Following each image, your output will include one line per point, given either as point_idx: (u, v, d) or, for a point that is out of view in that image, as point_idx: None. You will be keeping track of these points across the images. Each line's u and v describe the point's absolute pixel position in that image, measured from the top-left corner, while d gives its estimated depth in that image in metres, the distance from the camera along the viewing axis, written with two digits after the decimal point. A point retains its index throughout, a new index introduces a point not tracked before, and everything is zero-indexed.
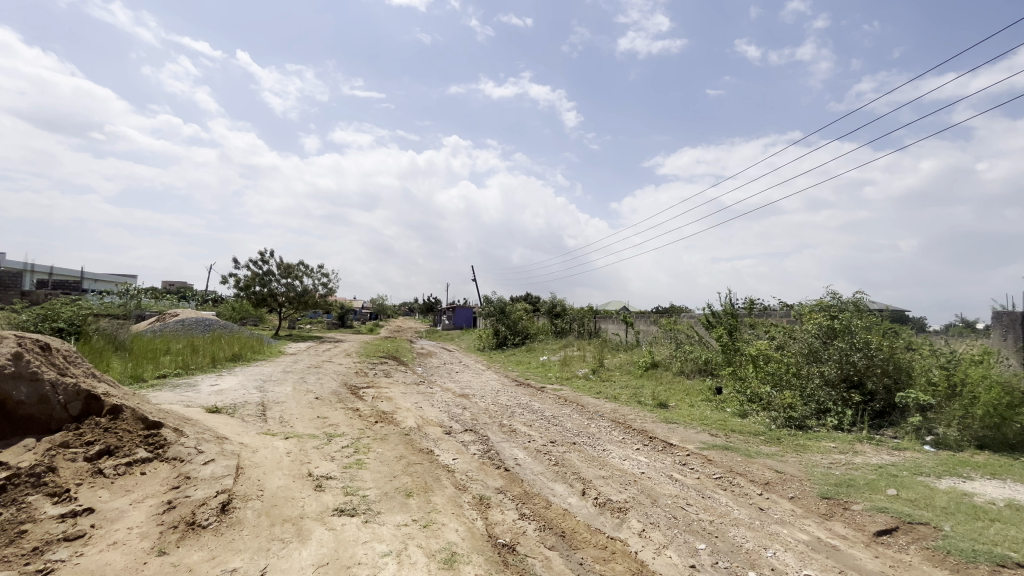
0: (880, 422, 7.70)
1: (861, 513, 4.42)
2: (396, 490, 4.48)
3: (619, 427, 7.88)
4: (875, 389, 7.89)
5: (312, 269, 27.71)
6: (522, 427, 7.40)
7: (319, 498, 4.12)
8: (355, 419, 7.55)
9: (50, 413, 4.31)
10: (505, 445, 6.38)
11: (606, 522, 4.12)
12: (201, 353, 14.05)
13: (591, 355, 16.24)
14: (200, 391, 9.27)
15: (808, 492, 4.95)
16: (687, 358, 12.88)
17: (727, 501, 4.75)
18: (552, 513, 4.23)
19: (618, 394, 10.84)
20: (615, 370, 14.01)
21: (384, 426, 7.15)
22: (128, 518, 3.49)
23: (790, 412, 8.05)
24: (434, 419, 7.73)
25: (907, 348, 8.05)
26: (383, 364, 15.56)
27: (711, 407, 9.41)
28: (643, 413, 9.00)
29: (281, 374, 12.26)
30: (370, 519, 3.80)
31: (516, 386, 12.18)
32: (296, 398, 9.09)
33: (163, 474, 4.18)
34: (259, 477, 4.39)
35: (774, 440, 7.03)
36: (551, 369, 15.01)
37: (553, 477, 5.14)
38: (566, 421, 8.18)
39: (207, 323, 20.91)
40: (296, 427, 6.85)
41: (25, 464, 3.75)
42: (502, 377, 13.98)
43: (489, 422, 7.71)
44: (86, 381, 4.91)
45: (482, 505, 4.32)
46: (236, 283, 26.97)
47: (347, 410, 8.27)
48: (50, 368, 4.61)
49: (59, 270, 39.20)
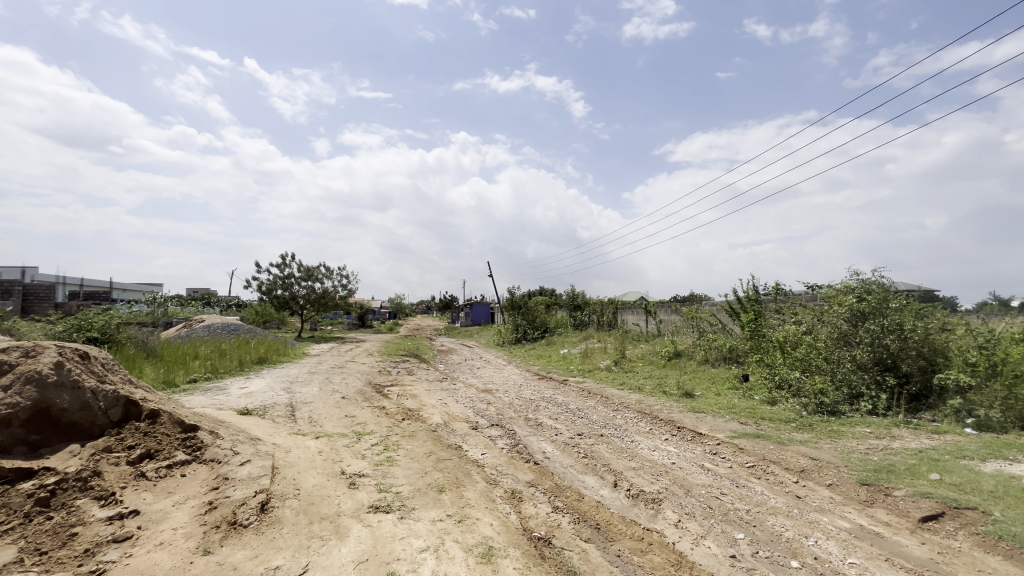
0: (917, 405, 7.50)
1: (903, 499, 4.29)
2: (429, 486, 4.51)
3: (646, 418, 7.80)
4: (910, 371, 7.67)
5: (332, 270, 28.12)
6: (548, 421, 7.39)
7: (354, 496, 4.17)
8: (383, 417, 7.63)
9: (92, 419, 4.46)
10: (533, 439, 6.38)
11: (641, 514, 4.08)
12: (228, 357, 14.37)
13: (612, 347, 16.09)
14: (230, 394, 9.50)
15: (847, 478, 4.82)
16: (712, 347, 12.70)
17: (762, 489, 4.67)
18: (585, 505, 4.22)
19: (642, 384, 10.76)
20: (637, 361, 13.88)
21: (411, 422, 7.21)
22: (172, 519, 3.57)
23: (821, 398, 7.87)
24: (460, 414, 7.77)
25: (942, 329, 7.83)
26: (405, 362, 15.74)
27: (738, 395, 9.26)
28: (669, 403, 8.91)
29: (308, 374, 12.50)
30: (406, 515, 3.83)
31: (539, 379, 12.19)
32: (323, 398, 9.24)
33: (202, 475, 4.28)
34: (294, 476, 4.44)
35: (806, 427, 6.87)
36: (573, 362, 14.94)
37: (583, 470, 5.11)
38: (591, 413, 8.13)
39: (232, 327, 21.35)
40: (326, 426, 6.96)
41: (72, 469, 3.91)
42: (524, 371, 13.95)
43: (515, 416, 7.72)
44: (124, 387, 5.05)
45: (515, 499, 4.32)
46: (259, 287, 27.61)
47: (373, 408, 8.37)
48: (92, 375, 4.78)
49: (89, 282, 40.90)
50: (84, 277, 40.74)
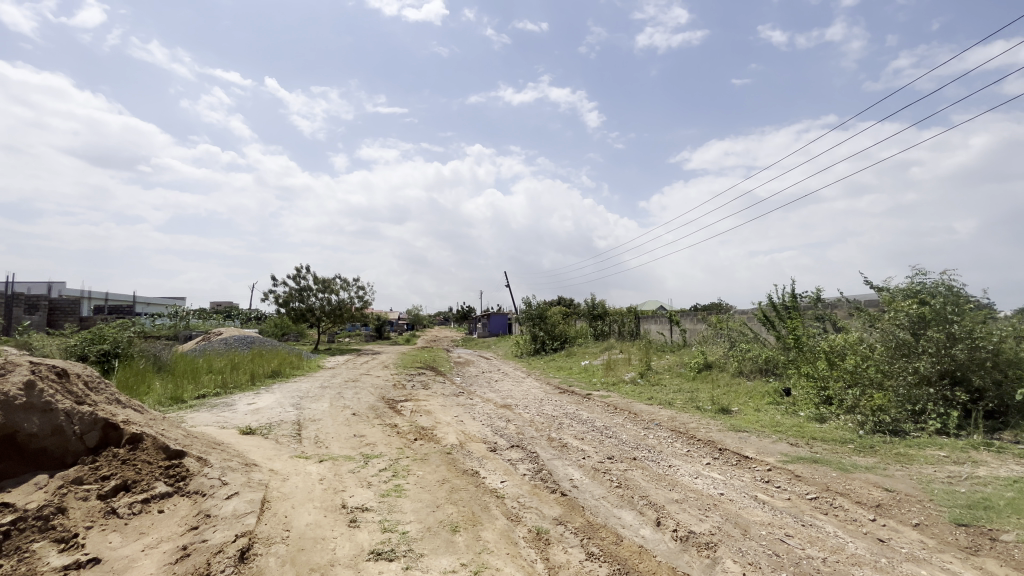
0: (994, 425, 6.64)
1: (1015, 546, 3.51)
2: (441, 524, 3.89)
3: (681, 438, 7.06)
4: (984, 385, 6.81)
5: (348, 281, 27.92)
6: (574, 441, 6.72)
7: (353, 538, 3.56)
8: (393, 437, 7.04)
9: (65, 445, 3.97)
10: (558, 463, 5.72)
11: (693, 563, 3.40)
12: (240, 371, 14.00)
13: (637, 358, 15.30)
14: (237, 411, 9.05)
15: (936, 517, 4.05)
16: (745, 357, 11.86)
17: (835, 530, 3.94)
18: (625, 551, 3.55)
19: (672, 399, 10.01)
20: (664, 373, 13.08)
21: (424, 444, 6.61)
22: (137, 570, 3.02)
23: (879, 416, 7.06)
24: (476, 434, 7.14)
25: (1016, 337, 7.00)
26: (420, 375, 15.19)
27: (781, 412, 8.45)
28: (705, 421, 8.14)
29: (320, 389, 12.02)
30: (412, 565, 3.22)
31: (560, 393, 11.49)
32: (333, 415, 8.72)
33: (182, 512, 3.73)
34: (286, 513, 3.86)
35: (867, 450, 6.08)
36: (595, 374, 14.19)
37: (618, 503, 4.43)
38: (621, 432, 7.41)
39: (249, 340, 21.15)
40: (332, 448, 6.40)
41: (33, 506, 3.40)
42: (544, 385, 13.26)
43: (537, 436, 7.05)
44: (106, 409, 4.57)
45: (541, 541, 3.68)
46: (276, 299, 27.56)
47: (384, 427, 7.79)
48: (69, 395, 4.32)
49: (114, 296, 41.89)
50: (110, 293, 41.61)
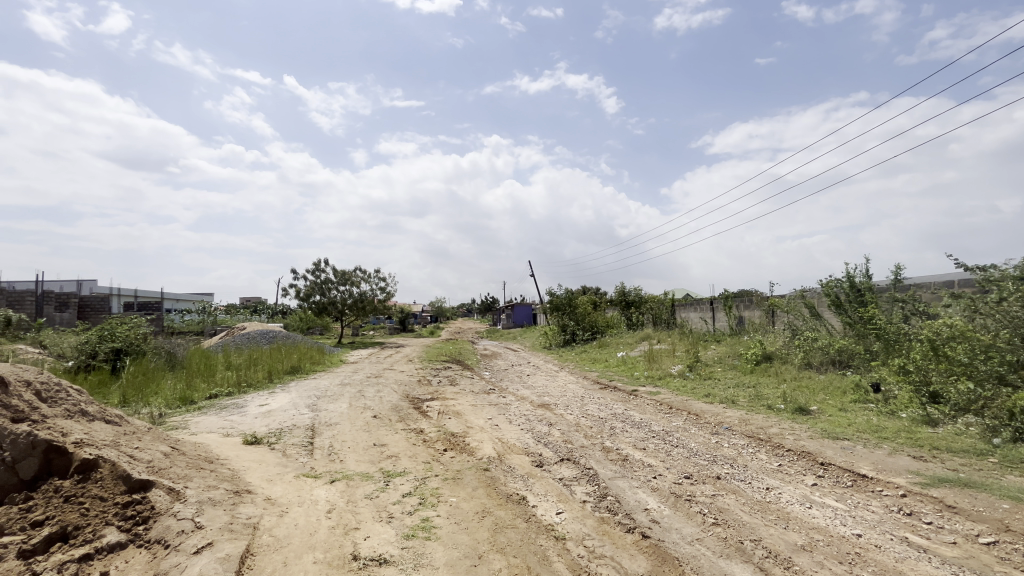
0: None
1: None
2: None
3: (766, 448, 5.79)
4: None
5: (369, 273, 27.15)
6: (636, 453, 5.53)
7: None
8: (419, 447, 5.96)
9: None
10: (624, 485, 4.55)
11: None
12: (258, 367, 13.19)
13: (681, 349, 13.95)
14: (246, 414, 8.13)
15: None
16: (813, 347, 10.43)
17: None
18: None
19: (735, 396, 8.70)
20: (715, 366, 11.72)
21: (455, 457, 5.51)
22: None
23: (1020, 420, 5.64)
24: (516, 443, 6.00)
25: None
26: (446, 369, 14.19)
27: (875, 413, 7.12)
28: (785, 423, 6.86)
29: (339, 386, 11.10)
30: None
31: (602, 390, 10.28)
32: (351, 418, 7.72)
33: None
34: None
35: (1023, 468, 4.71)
36: (636, 367, 12.91)
37: (725, 553, 3.24)
38: (688, 440, 6.17)
39: (271, 334, 20.54)
40: (347, 463, 5.36)
41: None
42: (582, 379, 12.08)
43: (589, 446, 5.87)
44: (56, 425, 3.59)
45: None
46: (297, 293, 27.02)
47: (409, 433, 6.73)
48: (4, 410, 3.36)
49: (144, 292, 42.52)
50: (139, 289, 42.14)
